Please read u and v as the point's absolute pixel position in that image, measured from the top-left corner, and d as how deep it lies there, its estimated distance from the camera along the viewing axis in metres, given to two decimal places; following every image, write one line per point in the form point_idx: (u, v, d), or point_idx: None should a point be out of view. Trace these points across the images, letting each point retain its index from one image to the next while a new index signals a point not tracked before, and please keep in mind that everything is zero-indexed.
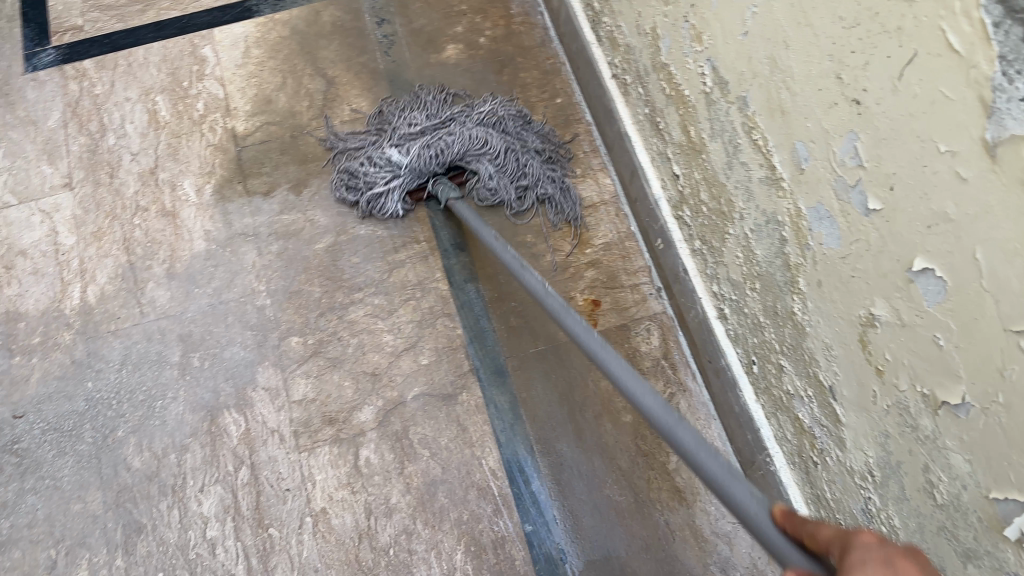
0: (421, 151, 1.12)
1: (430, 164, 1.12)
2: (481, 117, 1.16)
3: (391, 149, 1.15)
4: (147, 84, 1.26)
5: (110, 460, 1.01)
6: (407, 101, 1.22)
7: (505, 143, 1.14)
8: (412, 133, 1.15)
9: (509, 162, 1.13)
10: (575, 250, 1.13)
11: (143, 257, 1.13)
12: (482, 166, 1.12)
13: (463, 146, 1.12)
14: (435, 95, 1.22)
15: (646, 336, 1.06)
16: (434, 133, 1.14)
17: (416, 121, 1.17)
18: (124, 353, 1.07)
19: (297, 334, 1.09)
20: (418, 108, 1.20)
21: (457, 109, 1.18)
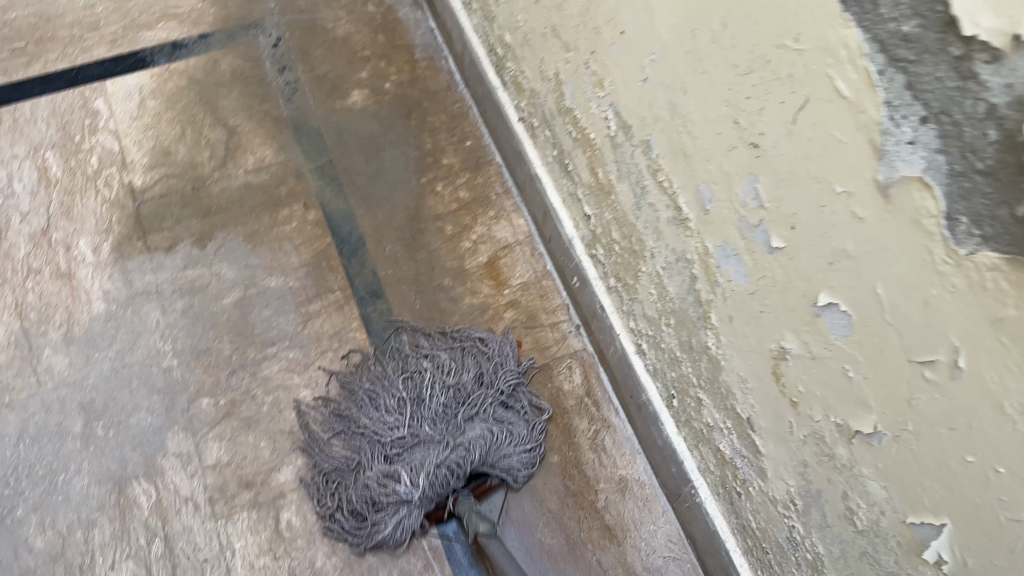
0: (438, 471, 0.93)
1: (455, 480, 0.94)
2: (465, 407, 1.00)
3: (394, 475, 0.94)
4: (36, 140, 1.21)
5: (9, 542, 0.95)
6: (363, 392, 1.03)
7: (513, 425, 1.01)
8: (411, 455, 0.95)
9: (518, 430, 1.00)
10: (493, 291, 1.14)
11: (38, 322, 1.07)
12: (512, 460, 0.98)
13: (486, 443, 0.96)
14: (400, 380, 1.03)
15: (568, 374, 1.08)
16: (442, 451, 0.95)
17: (395, 418, 0.99)
18: (21, 426, 1.01)
19: (208, 394, 1.04)
20: (368, 398, 1.02)
21: (426, 398, 1.00)
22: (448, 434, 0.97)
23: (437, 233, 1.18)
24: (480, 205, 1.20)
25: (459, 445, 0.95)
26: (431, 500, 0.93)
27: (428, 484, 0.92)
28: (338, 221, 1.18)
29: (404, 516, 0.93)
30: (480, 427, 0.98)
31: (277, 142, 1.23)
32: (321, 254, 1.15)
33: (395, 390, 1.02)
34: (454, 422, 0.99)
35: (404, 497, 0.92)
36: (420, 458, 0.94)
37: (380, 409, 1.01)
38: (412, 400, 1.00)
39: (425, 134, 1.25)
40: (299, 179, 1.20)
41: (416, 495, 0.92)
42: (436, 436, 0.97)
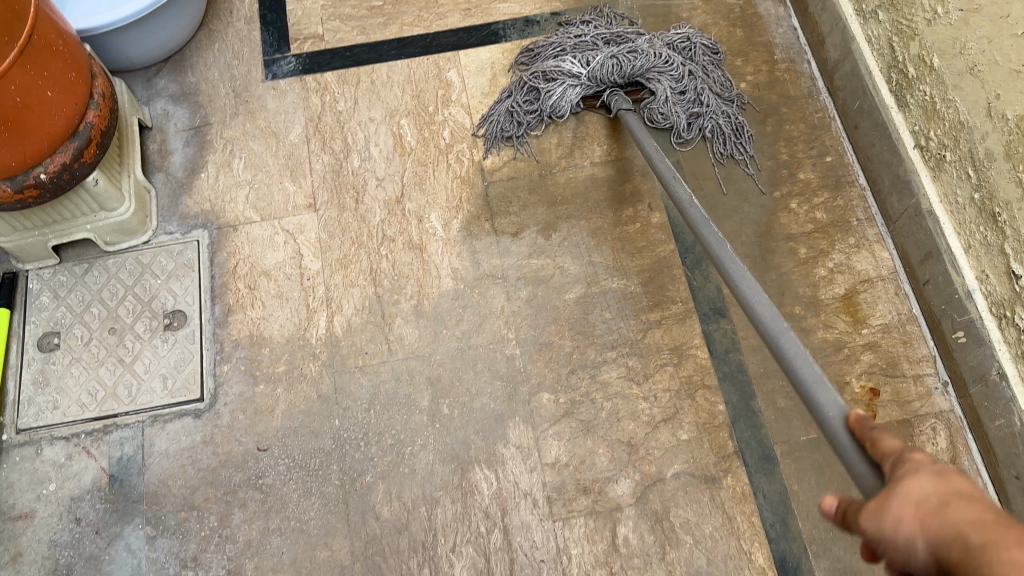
0: (602, 62, 1.17)
1: (615, 75, 1.16)
2: (663, 39, 1.20)
3: (574, 58, 1.20)
4: (392, 105, 1.22)
5: (358, 506, 0.98)
6: (584, 20, 1.26)
7: (682, 81, 1.18)
8: (592, 52, 1.20)
9: (683, 85, 1.18)
10: (850, 328, 1.04)
11: (391, 291, 1.09)
12: (663, 86, 1.17)
13: (649, 63, 1.17)
14: (623, 25, 1.24)
15: (932, 436, 0.98)
16: (614, 52, 1.18)
17: (603, 36, 1.22)
18: (373, 393, 1.03)
19: (549, 390, 1.04)
20: (594, 22, 1.25)
21: (634, 32, 1.23)
22: (627, 47, 1.19)
23: (789, 254, 1.10)
24: (838, 229, 1.11)
25: (629, 50, 1.18)
26: (588, 80, 1.17)
27: (596, 67, 1.16)
28: (683, 227, 1.13)
29: (564, 91, 1.18)
30: (661, 51, 1.18)
31: (625, 136, 1.19)
32: (664, 259, 1.11)
33: (612, 26, 1.24)
34: (641, 44, 1.19)
35: (574, 73, 1.18)
36: (597, 51, 1.19)
37: (595, 29, 1.24)
38: (624, 31, 1.23)
39: (780, 143, 1.17)
40: (645, 177, 1.16)
41: (580, 71, 1.18)
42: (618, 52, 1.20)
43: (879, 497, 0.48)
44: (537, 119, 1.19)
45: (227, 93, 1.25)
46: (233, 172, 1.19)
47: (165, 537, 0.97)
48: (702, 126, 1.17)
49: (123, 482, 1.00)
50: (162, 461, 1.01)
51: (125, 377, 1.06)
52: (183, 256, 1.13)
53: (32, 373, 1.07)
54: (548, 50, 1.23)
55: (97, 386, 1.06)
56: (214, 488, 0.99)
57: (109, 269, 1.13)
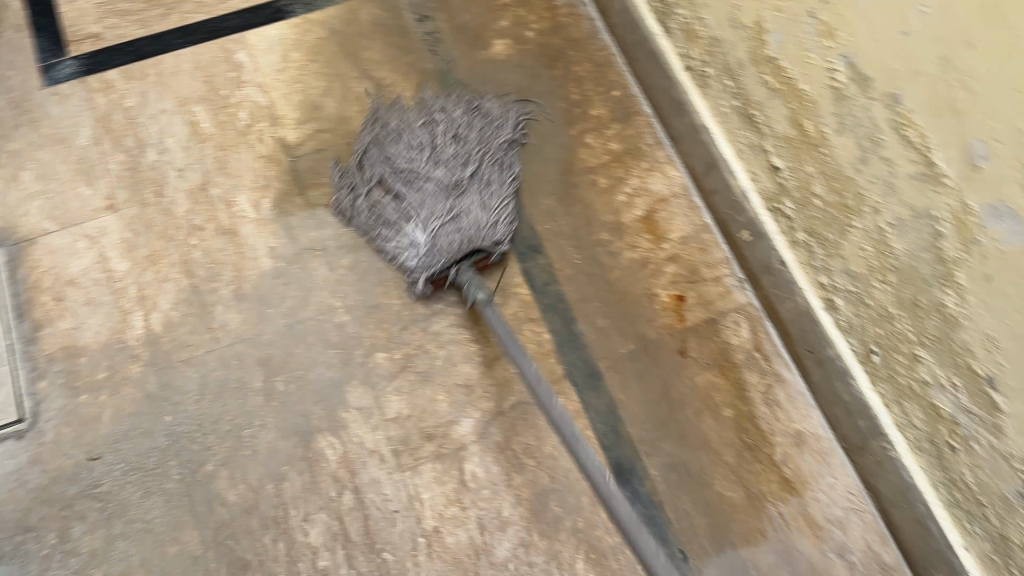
0: (443, 229, 1.05)
1: (462, 251, 1.04)
2: (469, 164, 1.12)
3: (406, 217, 1.08)
4: (183, 94, 1.20)
5: (203, 495, 0.97)
6: (357, 159, 1.13)
7: (505, 185, 1.13)
8: (424, 205, 1.08)
9: (507, 203, 1.12)
10: (653, 245, 1.12)
11: (207, 279, 1.08)
12: (503, 233, 1.09)
13: (484, 215, 1.08)
14: (398, 112, 1.17)
15: (735, 328, 1.06)
16: (447, 206, 1.07)
17: (425, 173, 1.10)
18: (202, 382, 1.02)
19: (383, 349, 1.05)
20: (401, 142, 1.13)
21: (443, 149, 1.12)
22: (456, 195, 1.09)
23: (591, 186, 1.16)
24: (632, 156, 1.18)
25: (462, 211, 1.07)
26: (434, 262, 1.04)
27: (439, 239, 1.04)
28: None
29: (406, 261, 1.06)
30: (477, 193, 1.10)
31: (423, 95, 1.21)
32: None
33: (418, 137, 1.13)
34: (463, 176, 1.10)
35: (410, 247, 1.06)
36: (425, 207, 1.07)
37: (406, 146, 1.13)
38: (420, 166, 1.11)
39: (570, 85, 1.23)
40: None
41: (422, 242, 1.05)
42: (446, 198, 1.08)
43: None
44: (381, 262, 1.09)
45: (5, 105, 1.19)
46: (23, 184, 1.13)
47: (2, 566, 0.93)
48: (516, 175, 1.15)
49: None
50: None
51: None
52: None
53: None
54: (364, 192, 1.10)
55: None
56: (48, 507, 0.96)
57: None
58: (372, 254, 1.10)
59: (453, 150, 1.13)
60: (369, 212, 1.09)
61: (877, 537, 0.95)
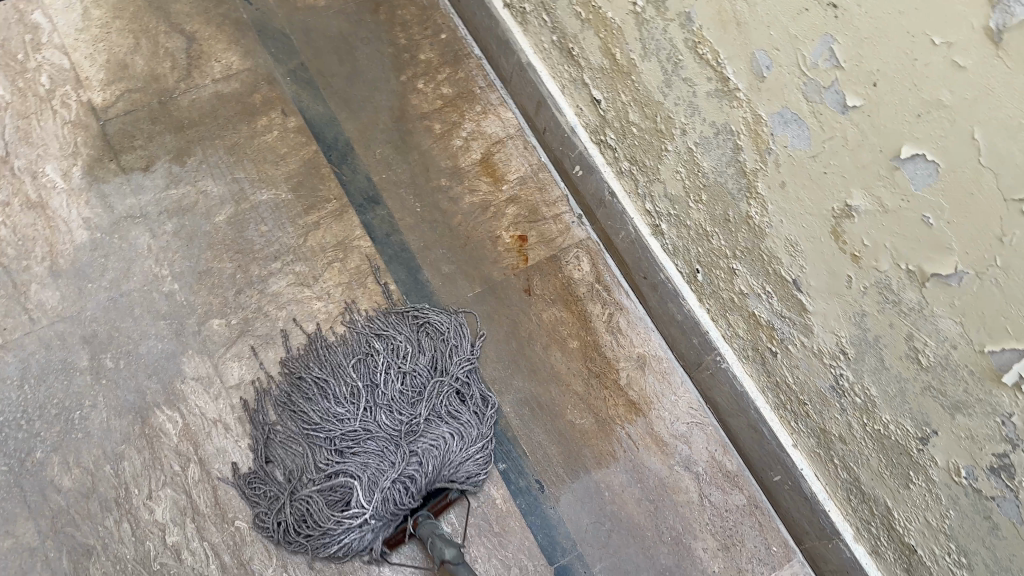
0: (395, 487, 0.88)
1: (409, 497, 0.89)
2: (422, 404, 0.95)
3: (345, 479, 0.89)
4: None
5: (34, 485, 0.91)
6: (282, 449, 0.94)
7: (471, 419, 0.96)
8: (368, 466, 0.89)
9: (481, 449, 0.94)
10: (492, 188, 1.13)
11: (18, 258, 1.01)
12: (468, 475, 0.93)
13: (452, 450, 0.92)
14: (330, 350, 1.00)
15: (576, 264, 1.09)
16: (398, 456, 0.90)
17: (368, 424, 0.93)
18: (22, 367, 0.96)
19: (218, 315, 1.01)
20: (334, 388, 0.96)
21: (383, 393, 0.95)
22: (407, 438, 0.92)
23: (426, 132, 1.15)
24: (464, 100, 1.17)
25: (418, 457, 0.91)
26: (387, 519, 0.88)
27: (387, 499, 0.88)
28: (321, 125, 1.13)
29: (355, 529, 0.87)
30: (435, 425, 0.94)
31: (242, 47, 1.15)
32: (310, 161, 1.11)
33: (350, 403, 0.95)
34: (412, 426, 0.93)
35: (360, 512, 0.87)
36: (370, 464, 0.90)
37: (344, 409, 0.94)
38: (356, 423, 0.93)
39: (396, 30, 1.21)
40: (272, 85, 1.14)
41: (379, 532, 0.88)
42: (395, 447, 0.91)
43: None
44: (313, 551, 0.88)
45: None
46: None
47: None
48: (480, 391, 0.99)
49: None
50: None
51: None
52: None
53: None
54: (297, 463, 0.92)
55: None
56: None
57: None
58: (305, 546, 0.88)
59: (399, 390, 0.96)
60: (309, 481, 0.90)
61: (718, 446, 1.00)
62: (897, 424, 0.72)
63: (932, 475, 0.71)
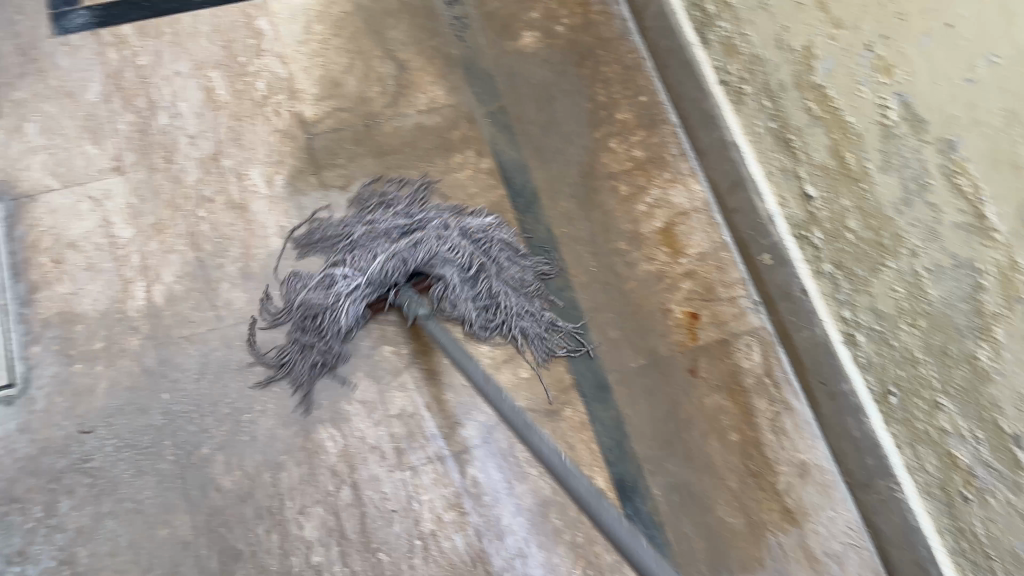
0: (399, 255, 0.98)
1: (397, 273, 0.99)
2: (467, 241, 1.03)
3: (340, 262, 1.02)
4: (199, 57, 1.16)
5: (197, 479, 0.94)
6: (340, 243, 1.05)
7: (490, 285, 1.03)
8: (371, 252, 1.01)
9: (472, 297, 1.02)
10: (670, 259, 1.10)
11: (214, 254, 1.05)
12: (453, 285, 1.01)
13: (455, 283, 1.01)
14: (433, 203, 1.09)
15: (747, 352, 1.05)
16: (408, 240, 1.00)
17: (403, 224, 1.04)
18: (203, 361, 1.00)
19: (389, 342, 1.02)
20: (400, 206, 1.08)
21: (426, 215, 1.05)
22: (415, 232, 1.02)
23: (612, 192, 1.14)
24: (655, 165, 1.16)
25: (418, 242, 1.00)
26: (370, 286, 0.98)
27: (377, 270, 0.98)
28: (512, 171, 1.14)
29: (340, 300, 0.98)
30: (453, 244, 1.01)
31: (448, 83, 1.18)
32: (495, 204, 1.12)
33: (395, 217, 1.06)
34: (436, 227, 1.02)
35: (346, 282, 0.99)
36: (377, 246, 1.01)
37: (388, 210, 1.07)
38: (402, 224, 1.04)
39: (598, 85, 1.20)
40: (471, 124, 1.16)
41: (354, 306, 0.99)
42: (409, 237, 1.01)
43: None
44: (301, 334, 1.00)
45: (12, 51, 1.15)
46: (27, 138, 1.09)
47: None
48: (510, 326, 1.03)
49: None
50: None
51: None
52: None
53: None
54: (333, 245, 1.05)
55: None
56: (36, 478, 0.93)
57: None
58: (299, 339, 1.00)
59: (454, 226, 1.04)
60: (328, 264, 1.03)
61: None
62: None
63: None
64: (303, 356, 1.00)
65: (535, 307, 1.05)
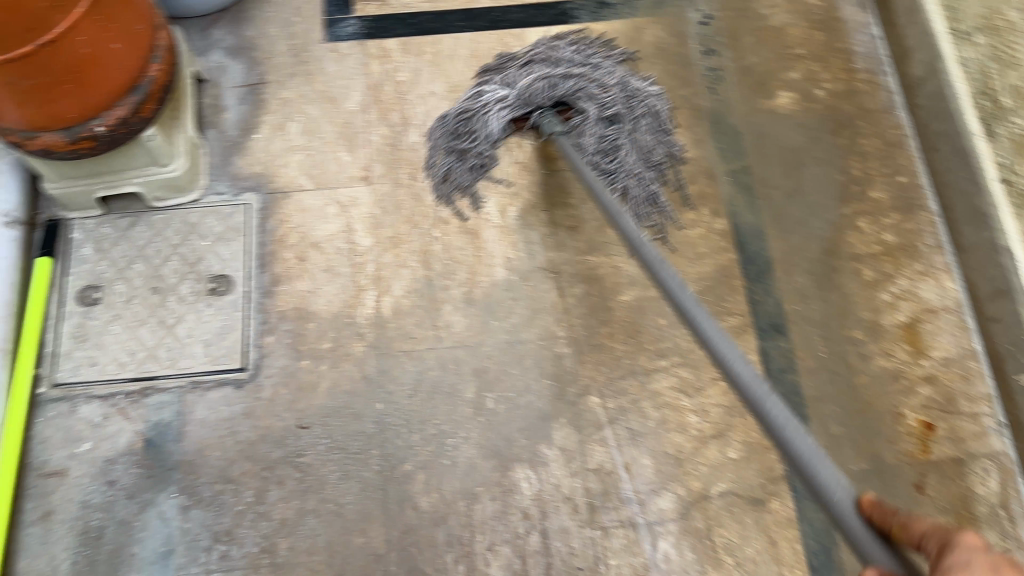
0: (548, 79, 1.02)
1: (550, 94, 1.02)
2: (622, 98, 1.06)
3: (513, 76, 1.07)
4: (454, 79, 1.19)
5: (397, 494, 0.97)
6: (531, 60, 1.09)
7: (630, 155, 1.05)
8: (534, 71, 1.06)
9: (602, 149, 1.04)
10: (910, 358, 1.02)
11: (442, 275, 1.08)
12: (586, 134, 1.03)
13: (592, 112, 1.03)
14: (608, 56, 1.13)
15: (983, 477, 0.95)
16: (564, 72, 1.04)
17: (586, 75, 1.05)
18: (417, 378, 1.02)
19: (597, 394, 1.01)
20: (578, 49, 1.11)
21: (598, 67, 1.08)
22: (580, 70, 1.05)
23: (854, 275, 1.07)
24: (906, 253, 1.08)
25: (570, 84, 1.03)
26: (517, 103, 1.02)
27: (525, 88, 1.01)
28: (748, 236, 1.09)
29: (489, 106, 1.04)
30: (608, 96, 1.05)
31: (692, 134, 1.14)
32: (725, 268, 1.07)
33: (570, 54, 1.09)
34: (598, 76, 1.06)
35: (500, 101, 1.03)
36: (537, 72, 1.05)
37: (572, 47, 1.12)
38: (574, 62, 1.08)
39: (853, 158, 1.13)
40: (711, 180, 1.12)
41: (498, 122, 1.02)
42: (569, 71, 1.04)
43: (940, 558, 0.53)
44: (452, 152, 1.10)
45: (285, 51, 1.22)
46: (288, 136, 1.15)
47: (199, 509, 0.96)
48: (619, 182, 1.05)
49: (159, 448, 0.98)
50: (199, 431, 0.99)
51: (166, 340, 1.03)
52: (232, 219, 1.10)
53: (71, 327, 1.04)
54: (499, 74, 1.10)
55: (137, 346, 1.03)
56: (252, 463, 0.98)
57: (154, 224, 1.09)
58: (450, 146, 1.09)
59: (614, 73, 1.08)
60: (499, 77, 1.09)
61: None
62: None
63: None
64: (450, 159, 1.10)
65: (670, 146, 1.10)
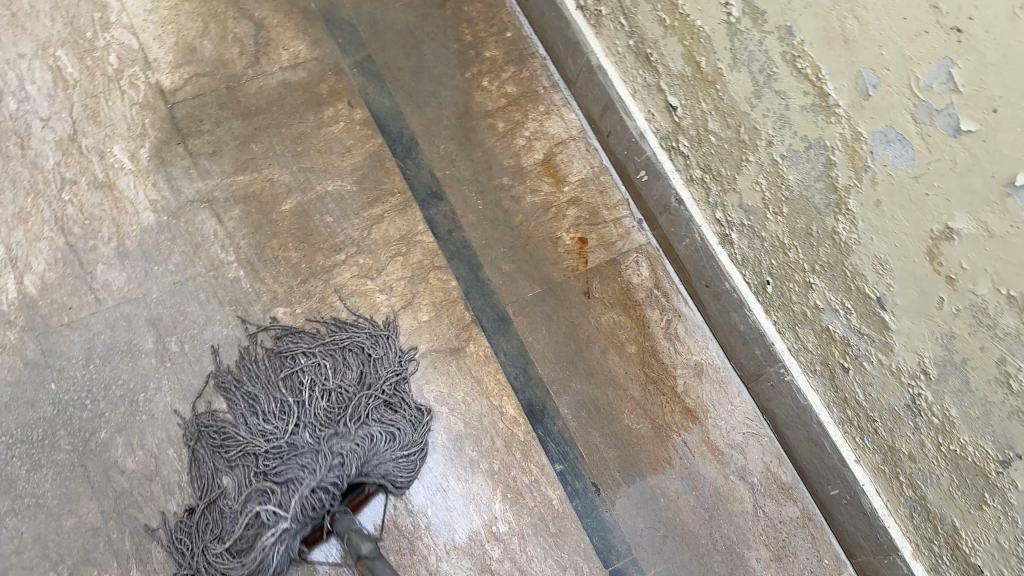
0: (315, 491, 0.85)
1: (331, 500, 0.86)
2: (351, 409, 0.92)
3: (257, 493, 0.86)
4: (42, 37, 1.11)
5: (99, 465, 0.91)
6: (251, 466, 0.88)
7: (395, 426, 0.93)
8: (258, 494, 0.86)
9: (406, 450, 0.93)
10: (553, 189, 1.13)
11: (84, 237, 1.01)
12: (388, 469, 0.92)
13: (366, 453, 0.90)
14: (272, 382, 0.94)
15: (636, 268, 1.08)
16: (317, 455, 0.87)
17: (287, 427, 0.90)
18: (88, 346, 0.96)
19: (284, 304, 1.01)
20: (258, 402, 0.92)
21: (311, 408, 0.91)
22: (327, 439, 0.89)
23: (490, 130, 1.15)
24: (528, 99, 1.17)
25: (338, 457, 0.87)
26: (304, 522, 0.85)
27: (307, 503, 0.85)
28: (386, 119, 1.14)
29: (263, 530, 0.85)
30: (353, 435, 0.90)
31: (309, 37, 1.16)
32: (374, 154, 1.11)
33: (278, 387, 0.93)
34: (335, 402, 0.92)
35: (269, 501, 0.85)
36: (284, 491, 0.86)
37: (256, 426, 0.91)
38: (306, 422, 0.90)
39: (463, 26, 1.21)
40: (339, 76, 1.14)
41: (290, 519, 0.84)
42: (314, 437, 0.89)
43: None
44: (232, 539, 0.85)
45: None
46: None
47: None
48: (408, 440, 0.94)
49: None
50: None
51: None
52: None
53: None
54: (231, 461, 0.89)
55: None
56: None
57: None
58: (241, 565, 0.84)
59: (333, 410, 0.92)
60: (235, 497, 0.87)
61: (774, 458, 1.00)
62: (976, 446, 0.72)
63: (1010, 497, 0.70)
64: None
65: (392, 347, 0.99)
